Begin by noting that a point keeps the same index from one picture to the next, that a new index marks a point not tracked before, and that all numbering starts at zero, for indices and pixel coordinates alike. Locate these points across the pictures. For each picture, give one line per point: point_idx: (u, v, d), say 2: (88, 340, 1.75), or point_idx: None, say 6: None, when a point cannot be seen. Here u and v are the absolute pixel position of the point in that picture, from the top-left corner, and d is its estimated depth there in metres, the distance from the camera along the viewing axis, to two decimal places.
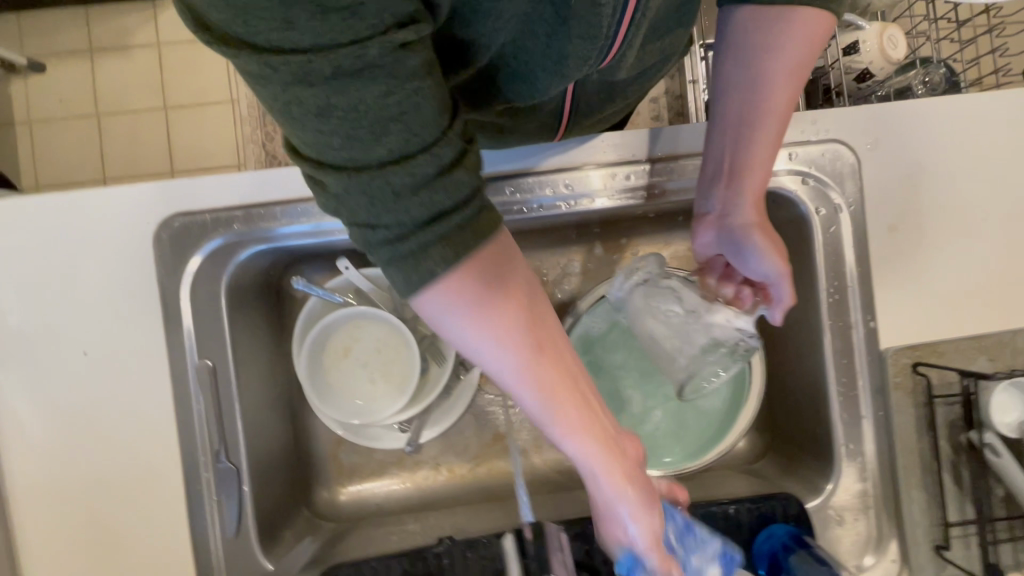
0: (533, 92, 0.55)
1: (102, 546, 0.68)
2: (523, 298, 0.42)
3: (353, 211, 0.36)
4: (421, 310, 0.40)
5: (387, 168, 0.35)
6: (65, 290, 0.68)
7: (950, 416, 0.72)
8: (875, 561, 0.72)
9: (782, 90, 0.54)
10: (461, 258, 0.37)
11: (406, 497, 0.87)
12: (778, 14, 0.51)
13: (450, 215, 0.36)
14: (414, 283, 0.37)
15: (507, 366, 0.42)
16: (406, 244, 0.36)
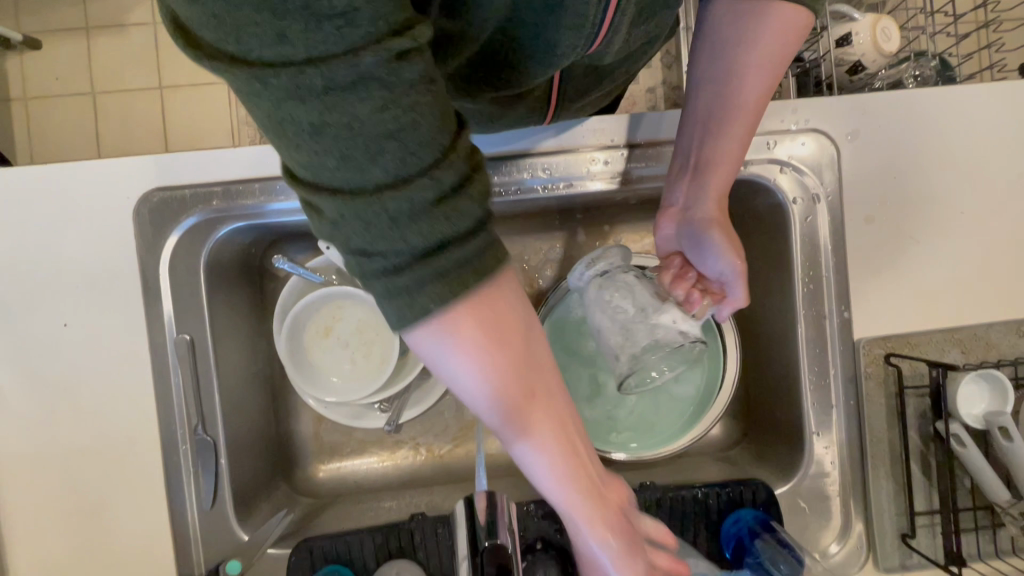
0: (515, 78, 0.54)
1: (80, 514, 0.69)
2: (529, 349, 0.39)
3: (347, 240, 0.33)
4: (413, 344, 0.37)
5: (382, 192, 0.31)
6: (45, 262, 0.69)
7: (920, 407, 0.73)
8: (841, 547, 0.73)
9: (755, 85, 0.57)
10: (459, 296, 0.34)
11: (385, 476, 0.88)
12: (756, 9, 0.54)
13: (452, 245, 0.33)
14: (408, 318, 0.34)
15: (504, 416, 0.39)
16: (402, 277, 0.33)
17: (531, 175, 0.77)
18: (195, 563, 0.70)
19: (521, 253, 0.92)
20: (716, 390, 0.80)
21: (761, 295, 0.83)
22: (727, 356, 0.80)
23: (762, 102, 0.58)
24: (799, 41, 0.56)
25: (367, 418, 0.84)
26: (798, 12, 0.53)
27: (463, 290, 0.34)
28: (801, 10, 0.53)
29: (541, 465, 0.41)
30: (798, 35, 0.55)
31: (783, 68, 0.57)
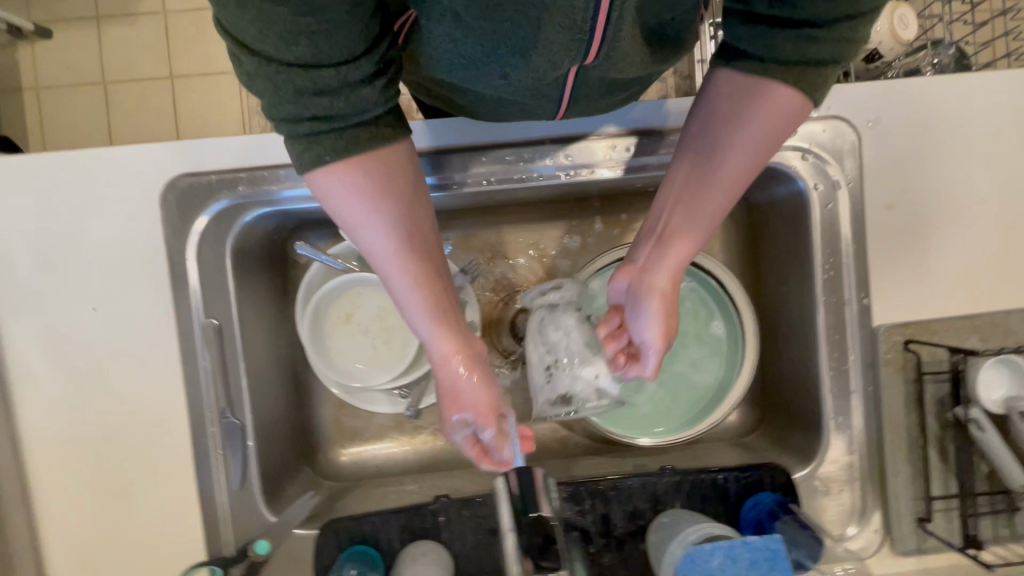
0: (527, 72, 0.54)
1: (110, 494, 0.71)
2: (405, 205, 0.52)
3: (261, 91, 0.44)
4: (313, 184, 0.50)
5: (293, 68, 0.42)
6: (73, 247, 0.70)
7: (939, 393, 0.73)
8: (858, 531, 0.74)
9: (733, 165, 0.54)
10: (349, 150, 0.47)
11: (405, 461, 0.89)
12: (752, 88, 0.50)
13: (348, 118, 0.46)
14: (305, 162, 0.48)
15: (380, 247, 0.52)
16: (304, 128, 0.46)
17: (552, 162, 0.77)
18: (224, 543, 0.71)
19: (539, 241, 0.93)
20: (735, 376, 0.81)
21: (780, 282, 0.83)
22: (746, 342, 0.80)
23: (741, 182, 0.56)
24: (791, 124, 0.52)
25: (389, 403, 0.85)
26: (794, 97, 0.50)
27: (353, 146, 0.47)
28: (799, 96, 0.50)
29: (411, 293, 0.54)
30: (793, 116, 0.52)
31: (769, 151, 0.54)
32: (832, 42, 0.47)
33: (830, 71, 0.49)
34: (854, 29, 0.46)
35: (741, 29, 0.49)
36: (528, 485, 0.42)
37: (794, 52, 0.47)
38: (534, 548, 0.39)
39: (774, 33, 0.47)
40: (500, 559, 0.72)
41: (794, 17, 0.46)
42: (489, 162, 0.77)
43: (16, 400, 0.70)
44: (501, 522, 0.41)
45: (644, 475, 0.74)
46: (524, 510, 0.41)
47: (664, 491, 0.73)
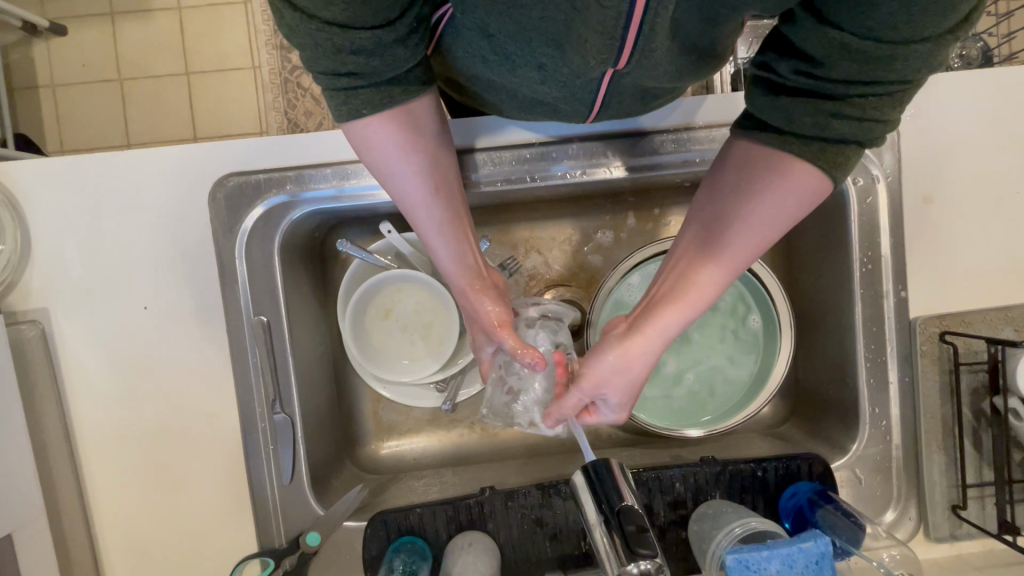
0: (568, 71, 0.54)
1: (164, 488, 0.72)
2: (427, 152, 0.55)
3: (298, 44, 0.45)
4: (348, 135, 0.53)
5: (332, 28, 0.43)
6: (124, 246, 0.71)
7: (973, 383, 0.75)
8: (895, 518, 0.75)
9: (740, 238, 0.52)
10: (384, 105, 0.50)
11: (442, 453, 0.91)
12: (768, 162, 0.50)
13: (379, 74, 0.48)
14: (344, 112, 0.50)
15: (410, 195, 0.56)
16: (341, 81, 0.48)
17: (591, 158, 0.78)
18: (276, 536, 0.73)
19: (571, 236, 0.94)
20: (772, 369, 0.82)
21: (814, 275, 0.84)
22: (782, 335, 0.81)
23: (743, 261, 0.54)
24: (804, 207, 0.51)
25: (427, 398, 0.86)
26: (813, 177, 0.49)
27: (387, 101, 0.50)
28: (818, 175, 0.49)
29: (439, 236, 0.58)
30: (807, 198, 0.51)
31: (776, 236, 0.53)
32: (853, 119, 0.47)
33: (850, 151, 0.49)
34: (877, 108, 0.46)
35: (765, 98, 0.50)
36: (606, 477, 0.44)
37: (816, 125, 0.47)
38: (621, 537, 0.41)
39: (797, 104, 0.48)
40: (546, 547, 0.74)
41: (820, 89, 0.46)
42: (530, 159, 0.77)
43: (69, 397, 0.71)
44: (588, 516, 0.44)
45: (685, 465, 0.75)
46: (604, 502, 0.42)
47: (705, 481, 0.75)
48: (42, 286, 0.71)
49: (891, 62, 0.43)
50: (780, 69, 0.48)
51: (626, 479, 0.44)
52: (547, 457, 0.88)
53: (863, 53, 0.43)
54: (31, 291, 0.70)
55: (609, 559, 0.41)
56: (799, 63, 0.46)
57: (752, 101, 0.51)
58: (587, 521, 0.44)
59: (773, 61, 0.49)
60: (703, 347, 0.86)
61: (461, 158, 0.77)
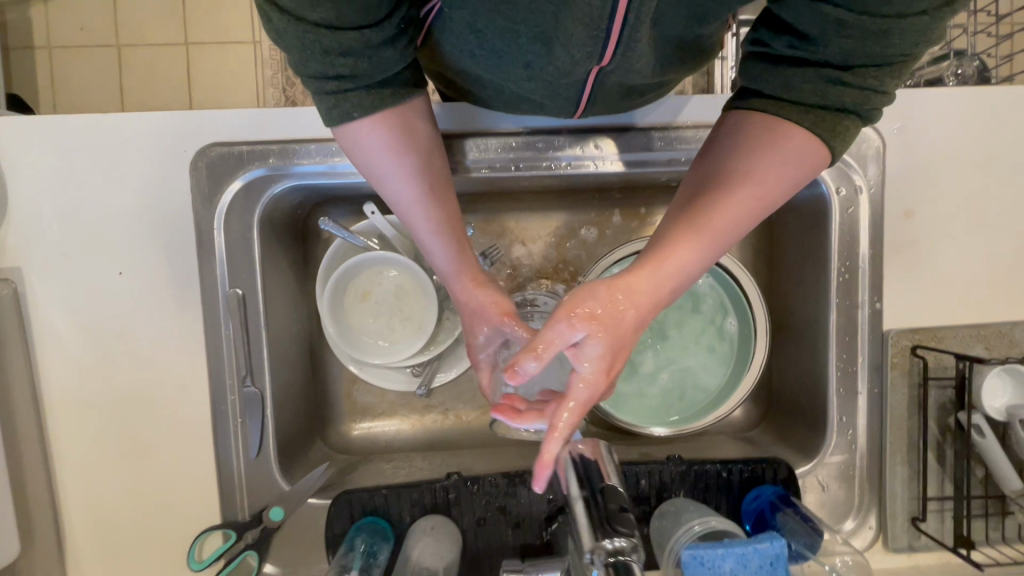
0: (553, 67, 0.54)
1: (129, 454, 0.72)
2: (419, 155, 0.53)
3: (288, 48, 0.45)
4: (338, 135, 0.52)
5: (319, 29, 0.44)
6: (102, 210, 0.70)
7: (942, 398, 0.76)
8: (855, 526, 0.76)
9: (742, 189, 0.47)
10: (376, 108, 0.50)
11: (415, 438, 0.91)
12: (767, 124, 0.48)
13: (369, 77, 0.48)
14: (334, 116, 0.50)
15: (399, 194, 0.54)
16: (330, 86, 0.48)
17: (579, 149, 0.78)
18: (239, 509, 0.73)
19: (556, 229, 0.94)
20: (745, 373, 0.82)
21: (793, 283, 0.84)
22: (757, 340, 0.82)
23: (741, 223, 0.48)
24: (799, 172, 0.49)
25: (402, 381, 0.86)
26: (813, 139, 0.47)
27: (378, 104, 0.50)
28: (816, 141, 0.48)
29: (433, 235, 0.55)
30: (806, 164, 0.48)
31: (772, 203, 0.49)
32: (854, 85, 0.46)
33: (849, 122, 0.48)
34: (875, 77, 0.46)
35: (760, 68, 0.49)
36: (590, 462, 0.49)
37: (815, 93, 0.47)
38: (600, 509, 0.46)
39: (795, 74, 0.47)
40: (508, 536, 0.74)
41: (817, 55, 0.46)
42: (517, 147, 0.77)
43: (39, 358, 0.71)
44: (568, 493, 0.48)
45: (651, 463, 0.76)
46: (590, 479, 0.48)
47: (669, 479, 0.75)
48: (18, 244, 0.70)
49: (888, 35, 0.43)
50: (776, 43, 0.48)
51: (608, 464, 0.50)
52: (518, 448, 0.88)
53: (860, 27, 0.43)
54: (6, 249, 0.70)
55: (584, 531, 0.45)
56: (791, 38, 0.47)
57: (746, 76, 0.51)
58: (568, 498, 0.48)
59: (768, 38, 0.49)
60: (679, 347, 0.86)
61: (447, 142, 0.77)
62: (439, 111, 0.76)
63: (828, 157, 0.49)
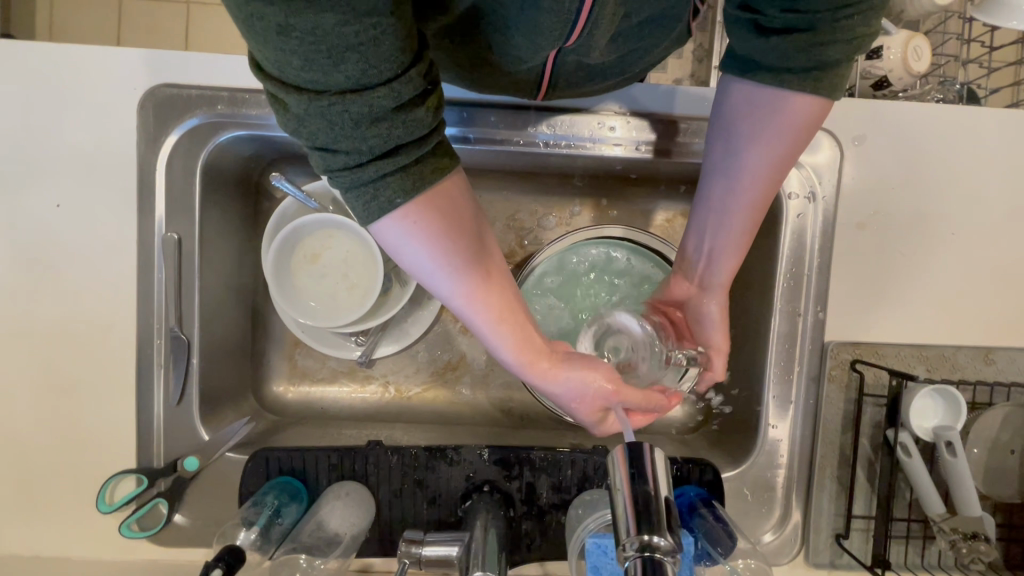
0: (524, 52, 0.54)
1: (49, 389, 0.71)
2: (468, 233, 0.48)
3: (313, 134, 0.39)
4: (380, 235, 0.46)
5: (346, 96, 0.37)
6: (47, 141, 0.70)
7: (876, 416, 0.75)
8: (774, 537, 0.75)
9: (764, 177, 0.56)
10: (418, 189, 0.43)
11: (352, 407, 0.90)
12: (777, 113, 0.52)
13: (407, 148, 0.41)
14: (374, 212, 0.43)
15: (454, 284, 0.49)
16: (366, 173, 0.41)
17: (536, 129, 0.76)
18: (155, 456, 0.72)
19: (516, 212, 0.93)
20: None
21: (743, 287, 0.83)
22: None
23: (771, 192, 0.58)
24: (811, 130, 0.54)
25: (341, 347, 0.85)
26: (818, 108, 0.51)
27: (420, 184, 0.43)
28: (816, 104, 0.51)
29: (492, 325, 0.51)
30: (812, 126, 0.53)
31: (788, 164, 0.56)
32: (845, 40, 0.47)
33: (845, 73, 0.50)
34: (864, 27, 0.47)
35: (756, 40, 0.50)
36: (635, 457, 0.39)
37: (809, 58, 0.48)
38: (642, 509, 0.37)
39: (790, 40, 0.48)
40: (423, 510, 0.73)
41: (809, 15, 0.47)
42: (477, 120, 0.76)
43: None
44: (613, 483, 0.40)
45: (577, 452, 0.73)
46: (633, 471, 0.39)
47: (593, 471, 0.72)
48: None
49: None
50: (767, 10, 0.48)
51: (660, 468, 0.39)
52: (452, 427, 0.88)
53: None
54: None
55: (625, 525, 0.37)
56: (783, 0, 0.47)
57: (741, 43, 0.52)
58: (610, 486, 0.40)
59: (758, 0, 0.49)
60: None
61: None
62: None
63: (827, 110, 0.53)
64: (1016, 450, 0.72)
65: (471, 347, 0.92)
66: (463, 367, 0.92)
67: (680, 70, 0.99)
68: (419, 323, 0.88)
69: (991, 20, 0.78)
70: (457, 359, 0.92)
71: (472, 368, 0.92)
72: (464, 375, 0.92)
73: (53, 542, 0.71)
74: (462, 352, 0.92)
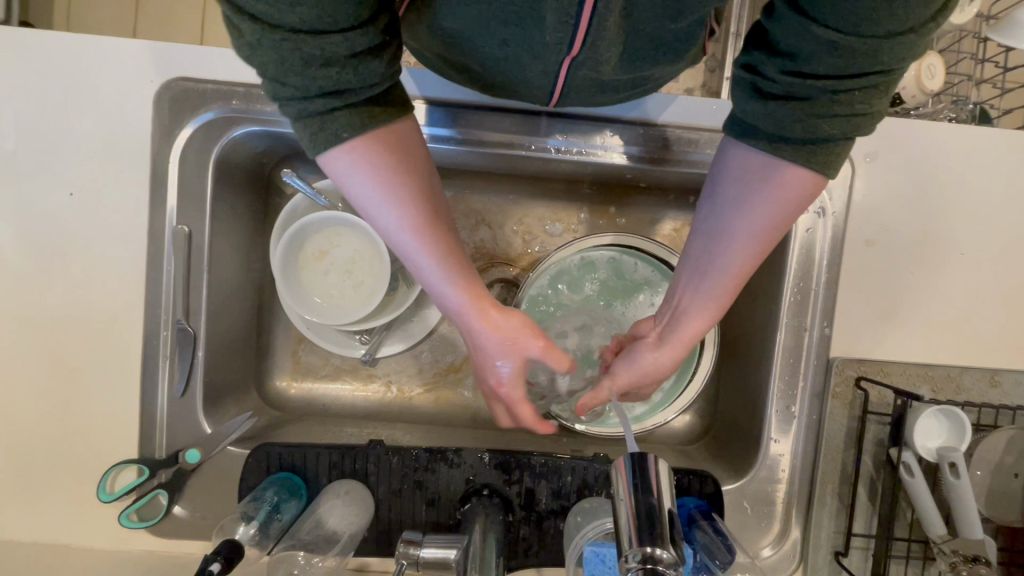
0: (528, 54, 0.54)
1: (53, 376, 0.72)
2: (417, 175, 0.49)
3: (263, 63, 0.39)
4: (327, 167, 0.47)
5: (298, 36, 0.37)
6: (62, 130, 0.70)
7: (880, 434, 0.74)
8: (773, 552, 0.74)
9: (750, 234, 0.53)
10: (366, 125, 0.44)
11: (353, 405, 0.90)
12: (763, 175, 0.50)
13: (355, 92, 0.42)
14: (318, 142, 0.44)
15: (399, 226, 0.49)
16: (313, 106, 0.42)
17: (547, 135, 0.77)
18: (157, 447, 0.73)
19: (524, 216, 0.93)
20: (689, 376, 0.82)
21: (750, 301, 0.83)
22: (704, 349, 0.81)
23: (754, 257, 0.54)
24: (804, 205, 0.51)
25: (345, 345, 0.85)
26: (807, 178, 0.49)
27: (367, 122, 0.44)
28: (808, 175, 0.49)
29: (438, 273, 0.52)
30: (801, 197, 0.51)
31: (773, 235, 0.53)
32: (844, 113, 0.45)
33: (842, 146, 0.48)
34: (865, 102, 0.44)
35: (753, 102, 0.48)
36: (638, 467, 0.39)
37: (805, 129, 0.46)
38: (646, 518, 0.37)
39: (786, 108, 0.46)
40: (421, 511, 0.73)
41: (809, 83, 0.44)
42: (485, 123, 0.76)
43: None
44: (616, 493, 0.40)
45: (577, 459, 0.73)
46: (636, 481, 0.39)
47: (593, 479, 0.72)
48: None
49: (878, 55, 0.41)
50: (767, 69, 0.46)
51: (664, 478, 0.39)
52: (452, 429, 0.88)
53: (849, 50, 0.41)
54: None
55: (628, 534, 0.38)
56: (784, 62, 0.45)
57: (739, 105, 0.49)
58: (613, 494, 0.40)
59: (759, 60, 0.46)
60: None
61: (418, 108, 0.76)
62: (416, 76, 0.75)
63: (823, 185, 0.50)
64: (1021, 474, 0.72)
65: None
66: (466, 370, 0.92)
67: (692, 80, 0.99)
68: (425, 324, 0.88)
69: (1006, 41, 0.78)
70: (460, 361, 0.92)
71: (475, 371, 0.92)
72: (466, 378, 0.92)
73: (52, 528, 0.71)
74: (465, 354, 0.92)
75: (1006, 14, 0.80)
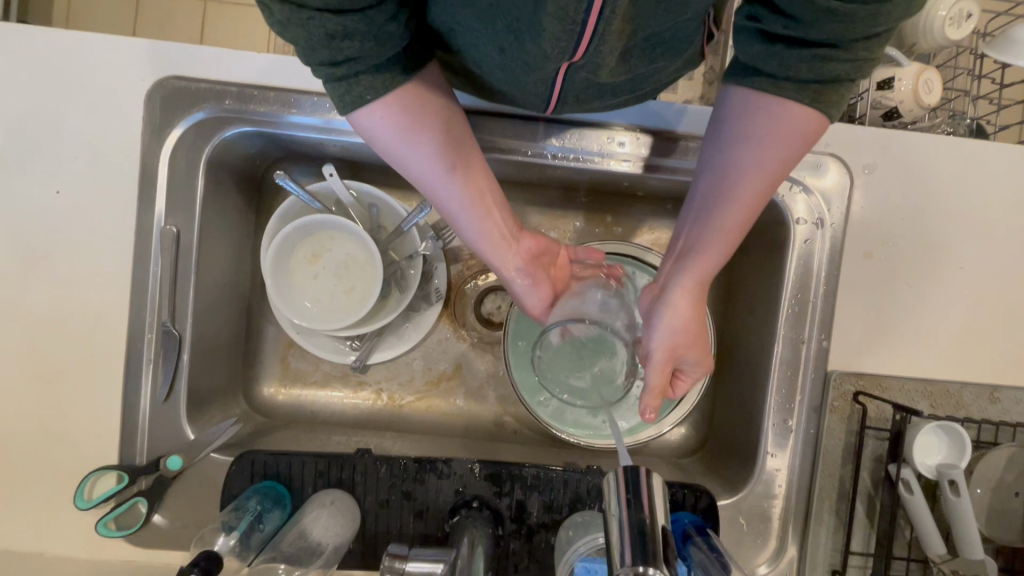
0: (523, 59, 0.53)
1: (32, 378, 0.70)
2: (438, 128, 0.52)
3: (292, 38, 0.43)
4: (357, 127, 0.52)
5: (322, 14, 0.41)
6: (50, 126, 0.69)
7: (878, 450, 0.73)
8: (770, 570, 0.72)
9: (750, 183, 0.53)
10: (388, 88, 0.48)
11: (342, 413, 0.88)
12: (770, 110, 0.50)
13: (376, 57, 0.46)
14: (347, 103, 0.48)
15: (426, 173, 0.54)
16: (339, 71, 0.45)
17: (545, 141, 0.76)
18: (138, 453, 0.71)
19: (519, 223, 0.92)
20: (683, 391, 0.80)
21: (746, 312, 0.83)
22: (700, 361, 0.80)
23: (764, 193, 0.54)
24: (806, 142, 0.52)
25: (335, 351, 0.83)
26: (811, 115, 0.49)
27: (390, 84, 0.48)
28: (811, 112, 0.49)
29: (462, 211, 0.57)
30: (808, 134, 0.51)
31: (782, 173, 0.53)
32: (846, 60, 0.46)
33: (843, 89, 0.49)
34: (866, 50, 0.46)
35: (757, 46, 0.48)
36: (632, 483, 0.38)
37: (811, 70, 0.47)
38: (639, 537, 0.36)
39: (791, 52, 0.47)
40: (409, 523, 0.71)
41: (809, 36, 0.45)
42: (482, 129, 0.75)
43: None
44: (609, 508, 0.39)
45: (570, 470, 0.71)
46: (629, 497, 0.38)
47: (586, 492, 0.70)
48: None
49: (876, 17, 0.43)
50: (770, 23, 0.47)
51: (658, 493, 0.38)
52: (443, 439, 0.86)
53: (847, 14, 0.43)
54: None
55: (620, 551, 0.36)
56: (785, 21, 0.46)
57: (744, 51, 0.50)
58: (606, 509, 0.39)
59: (762, 15, 0.47)
60: None
61: None
62: None
63: (825, 126, 0.51)
64: (1021, 492, 0.71)
65: (467, 358, 0.90)
66: (458, 378, 0.90)
67: (690, 91, 0.98)
68: (417, 331, 0.86)
69: (1006, 57, 0.78)
70: (453, 369, 0.90)
71: (468, 380, 0.90)
72: (459, 386, 0.90)
73: (26, 537, 0.68)
74: (458, 362, 0.90)
75: (1003, 31, 0.80)
